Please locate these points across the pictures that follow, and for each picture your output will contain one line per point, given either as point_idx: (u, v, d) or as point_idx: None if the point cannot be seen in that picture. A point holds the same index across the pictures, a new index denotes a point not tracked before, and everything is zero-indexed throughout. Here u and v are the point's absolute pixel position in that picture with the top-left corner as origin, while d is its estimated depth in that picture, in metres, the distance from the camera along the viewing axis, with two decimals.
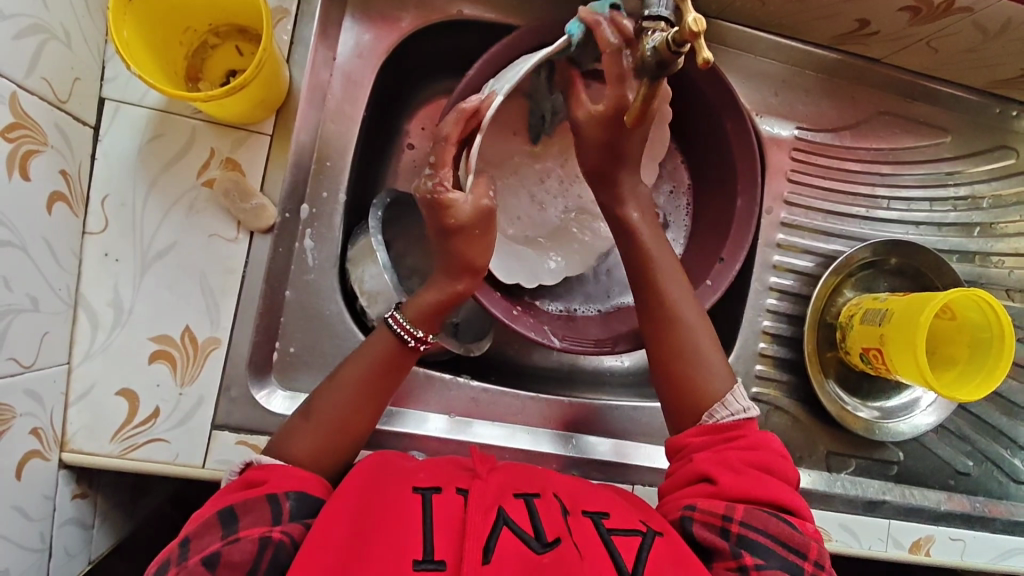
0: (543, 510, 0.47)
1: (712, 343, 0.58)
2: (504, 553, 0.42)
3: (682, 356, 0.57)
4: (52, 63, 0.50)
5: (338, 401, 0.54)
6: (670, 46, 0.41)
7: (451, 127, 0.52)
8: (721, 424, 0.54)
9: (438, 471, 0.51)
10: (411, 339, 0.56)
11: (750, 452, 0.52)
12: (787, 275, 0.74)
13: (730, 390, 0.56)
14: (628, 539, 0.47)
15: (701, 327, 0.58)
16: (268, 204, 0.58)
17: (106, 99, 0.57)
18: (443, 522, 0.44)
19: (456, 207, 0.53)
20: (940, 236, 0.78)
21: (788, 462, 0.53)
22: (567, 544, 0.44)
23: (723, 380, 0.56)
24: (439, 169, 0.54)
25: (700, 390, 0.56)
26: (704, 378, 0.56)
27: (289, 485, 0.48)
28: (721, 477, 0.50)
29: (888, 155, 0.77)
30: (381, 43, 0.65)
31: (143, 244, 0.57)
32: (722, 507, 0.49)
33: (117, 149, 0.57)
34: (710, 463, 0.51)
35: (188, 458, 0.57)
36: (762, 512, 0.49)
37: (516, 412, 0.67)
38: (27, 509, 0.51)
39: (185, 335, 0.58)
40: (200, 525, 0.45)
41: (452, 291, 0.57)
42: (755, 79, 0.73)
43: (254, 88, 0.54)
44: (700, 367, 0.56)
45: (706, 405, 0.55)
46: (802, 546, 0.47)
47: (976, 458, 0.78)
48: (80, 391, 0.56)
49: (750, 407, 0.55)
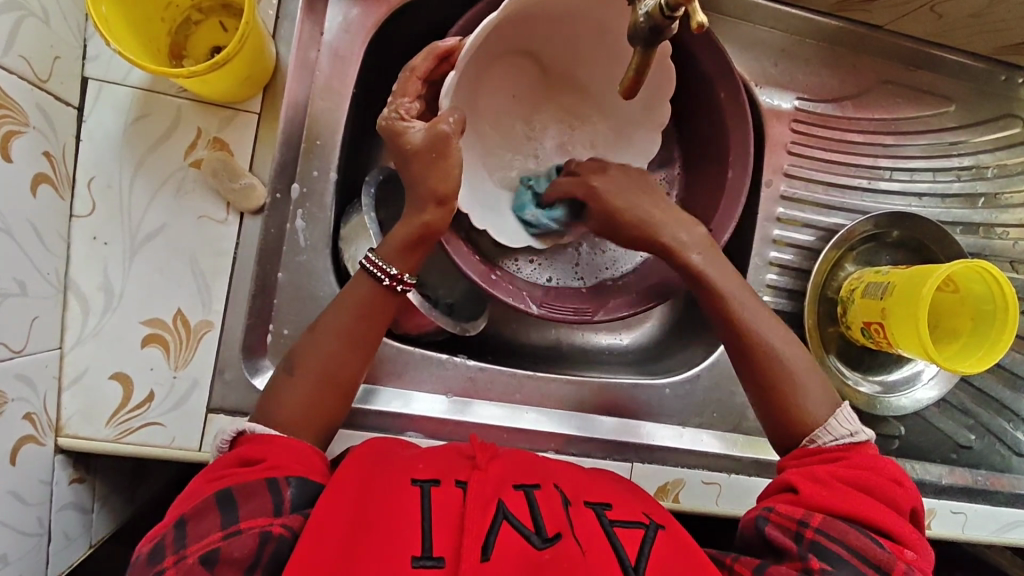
0: (544, 503, 0.47)
1: (812, 366, 0.55)
2: (503, 550, 0.42)
3: (776, 390, 0.55)
4: (30, 41, 0.48)
5: (319, 353, 0.54)
6: (662, 10, 0.40)
7: (422, 61, 0.54)
8: (823, 448, 0.52)
9: (437, 461, 0.50)
10: (387, 279, 0.55)
11: (847, 469, 0.50)
12: (787, 250, 0.72)
13: (832, 415, 0.54)
14: (630, 531, 0.47)
15: (798, 353, 0.55)
16: (257, 184, 0.57)
17: (88, 78, 0.55)
18: (442, 518, 0.44)
19: (411, 134, 0.53)
20: (943, 208, 0.76)
21: (903, 488, 0.51)
22: (568, 541, 0.44)
23: (824, 403, 0.54)
24: (400, 97, 0.54)
25: (797, 417, 0.54)
26: (798, 403, 0.54)
27: (290, 469, 0.47)
28: (804, 486, 0.50)
29: (891, 125, 0.75)
30: (369, 17, 0.63)
31: (130, 227, 0.56)
32: (799, 513, 0.49)
33: (102, 130, 0.56)
34: (797, 473, 0.52)
35: (184, 441, 0.56)
36: (846, 524, 0.48)
37: (513, 391, 0.67)
38: (23, 494, 0.51)
39: (177, 318, 0.57)
40: (197, 506, 0.44)
41: (423, 222, 0.55)
42: (753, 48, 0.72)
43: (238, 64, 0.53)
44: (803, 392, 0.54)
45: (807, 430, 0.54)
46: (886, 566, 0.46)
47: (978, 431, 0.78)
48: (73, 376, 0.55)
49: (859, 432, 0.53)
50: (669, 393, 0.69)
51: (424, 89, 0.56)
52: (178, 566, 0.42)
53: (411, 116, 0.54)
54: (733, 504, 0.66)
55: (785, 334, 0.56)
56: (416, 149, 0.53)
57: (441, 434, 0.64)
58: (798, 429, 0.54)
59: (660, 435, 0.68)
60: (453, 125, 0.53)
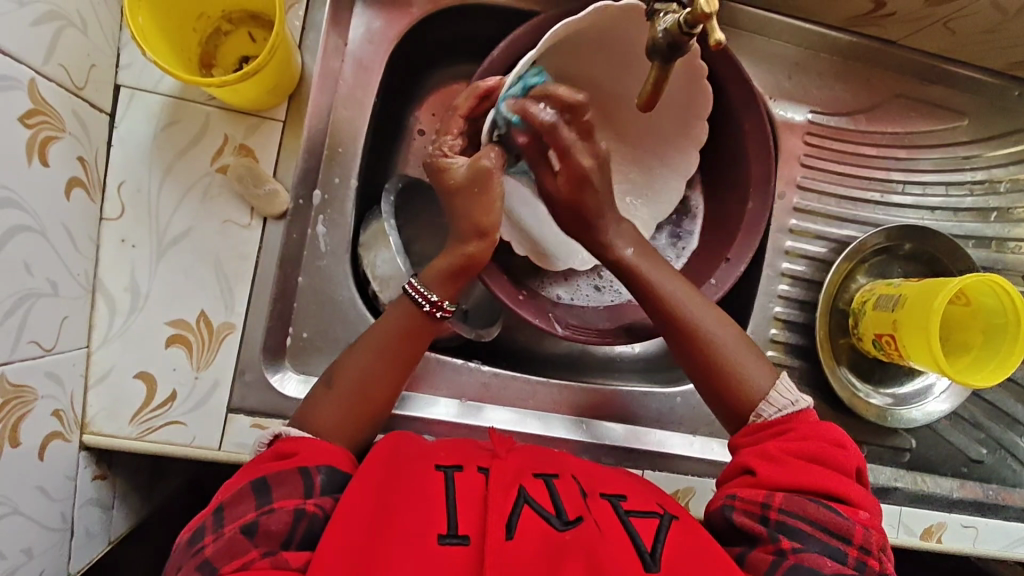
0: (563, 491, 0.48)
1: (742, 342, 0.57)
2: (526, 529, 0.43)
3: (719, 370, 0.56)
4: (68, 50, 0.50)
5: (358, 371, 0.55)
6: (681, 27, 0.41)
7: (463, 100, 0.56)
8: (771, 422, 0.54)
9: (458, 451, 0.52)
10: (428, 304, 0.56)
11: (796, 443, 0.52)
12: (799, 261, 0.73)
13: (773, 385, 0.56)
14: (646, 521, 0.48)
15: (728, 332, 0.57)
16: (281, 190, 0.59)
17: (121, 85, 0.57)
18: (466, 500, 0.45)
19: (453, 169, 0.55)
20: (956, 221, 0.77)
21: (847, 450, 0.52)
22: (589, 523, 0.45)
23: (763, 374, 0.56)
24: (443, 136, 0.57)
25: (742, 392, 0.56)
26: (740, 378, 0.56)
27: (321, 459, 0.48)
28: (761, 467, 0.51)
29: (904, 139, 0.76)
30: (391, 29, 0.65)
31: (158, 230, 0.58)
32: (760, 494, 0.50)
33: (133, 135, 0.57)
34: (753, 455, 0.52)
35: (205, 440, 0.58)
36: (805, 499, 0.49)
37: (527, 397, 0.68)
38: (50, 489, 0.52)
39: (201, 320, 0.58)
40: (235, 493, 0.46)
41: (467, 253, 0.56)
42: (768, 62, 0.73)
43: (266, 75, 0.55)
44: (739, 369, 0.56)
45: (752, 405, 0.55)
46: (846, 532, 0.47)
47: (989, 445, 0.78)
48: (99, 375, 0.57)
49: (800, 399, 0.54)
50: (681, 401, 0.70)
51: (466, 125, 0.57)
52: (216, 543, 0.43)
53: (454, 153, 0.57)
54: None
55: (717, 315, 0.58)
56: (459, 183, 0.55)
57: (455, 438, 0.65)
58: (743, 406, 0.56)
59: (671, 442, 0.68)
60: (494, 160, 0.54)
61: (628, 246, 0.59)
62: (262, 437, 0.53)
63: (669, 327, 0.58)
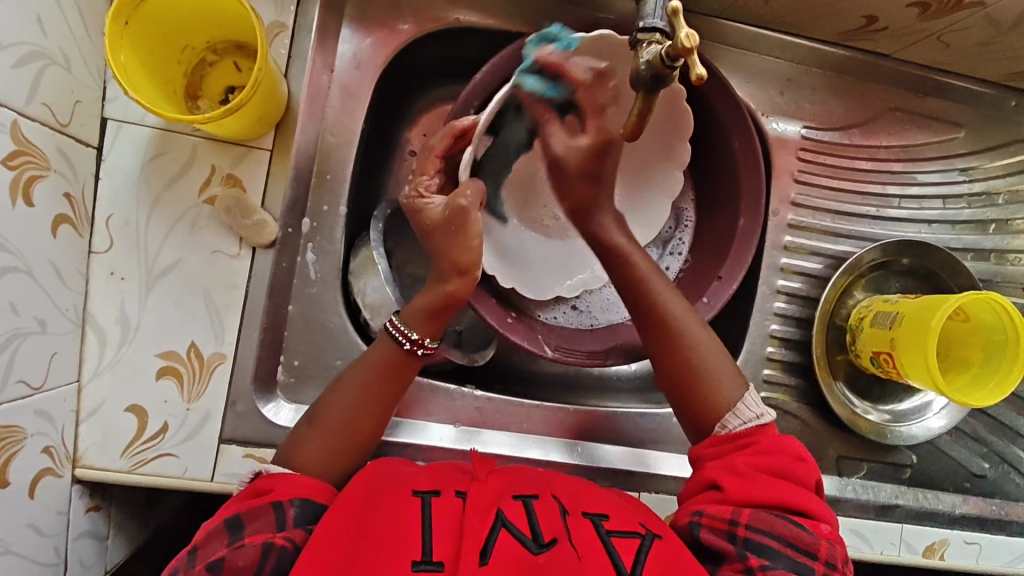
0: (541, 513, 0.48)
1: (717, 350, 0.56)
2: (501, 556, 0.43)
3: (688, 374, 0.55)
4: (52, 88, 0.50)
5: (343, 411, 0.55)
6: (663, 60, 0.40)
7: (438, 141, 0.57)
8: (736, 434, 0.53)
9: (438, 475, 0.52)
10: (407, 343, 0.56)
11: (761, 457, 0.51)
12: (795, 278, 0.72)
13: (743, 397, 0.55)
14: (627, 540, 0.47)
15: (704, 338, 0.56)
16: (269, 220, 0.59)
17: (107, 119, 0.57)
18: (441, 525, 0.45)
19: (429, 210, 0.56)
20: (954, 234, 0.76)
21: (806, 462, 0.52)
22: (565, 546, 0.45)
23: (734, 386, 0.55)
24: (419, 175, 0.58)
25: (711, 401, 0.55)
26: (710, 386, 0.55)
27: (295, 492, 0.49)
28: (727, 482, 0.50)
29: (900, 152, 0.75)
30: (378, 54, 0.65)
31: (147, 262, 0.58)
32: (728, 512, 0.49)
33: (120, 168, 0.57)
34: (718, 469, 0.52)
35: (197, 471, 0.58)
36: (770, 514, 0.48)
37: (520, 420, 0.67)
38: (41, 525, 0.52)
39: (191, 351, 0.58)
40: (208, 532, 0.46)
41: (446, 293, 0.55)
42: (759, 78, 0.72)
43: (250, 108, 0.54)
44: (710, 377, 0.55)
45: (718, 415, 0.54)
46: (811, 547, 0.47)
47: (992, 460, 0.77)
48: (90, 408, 0.57)
49: (764, 414, 0.54)
50: (676, 422, 0.69)
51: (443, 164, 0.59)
52: None
53: (431, 192, 0.58)
54: None
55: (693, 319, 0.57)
56: (435, 223, 0.56)
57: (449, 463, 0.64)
58: (710, 415, 0.55)
59: (668, 464, 0.68)
60: (470, 198, 0.54)
61: (621, 232, 0.57)
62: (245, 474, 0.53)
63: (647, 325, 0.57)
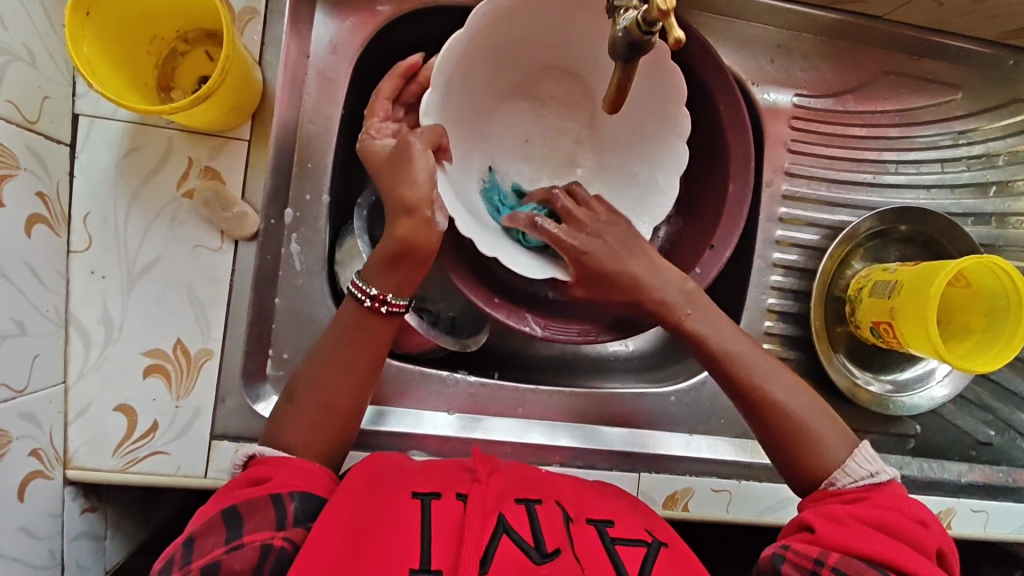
0: (544, 519, 0.48)
1: (816, 409, 0.56)
2: (502, 564, 0.43)
3: (790, 440, 0.55)
4: (17, 84, 0.49)
5: (318, 382, 0.53)
6: (639, 25, 0.39)
7: (387, 82, 0.57)
8: (845, 491, 0.52)
9: (439, 475, 0.51)
10: (367, 298, 0.54)
11: (867, 510, 0.50)
12: (791, 251, 0.71)
13: (851, 454, 0.54)
14: (632, 549, 0.49)
15: (800, 401, 0.56)
16: (250, 211, 0.58)
17: (78, 115, 0.56)
18: (440, 530, 0.45)
19: (377, 147, 0.55)
20: (953, 199, 0.74)
21: (929, 530, 0.49)
22: (567, 557, 0.45)
23: (842, 445, 0.54)
24: (372, 119, 0.57)
25: (817, 461, 0.54)
26: (820, 452, 0.54)
27: (295, 484, 0.48)
28: (819, 525, 0.50)
29: (895, 117, 0.73)
30: (355, 37, 0.63)
31: (127, 260, 0.57)
32: (813, 551, 0.49)
33: (94, 164, 0.56)
34: (813, 513, 0.51)
35: (189, 469, 0.57)
36: (864, 564, 0.47)
37: (516, 405, 0.66)
38: (34, 529, 0.52)
39: (178, 348, 0.58)
40: (206, 523, 0.45)
41: (399, 240, 0.53)
42: (749, 46, 0.70)
43: (221, 97, 0.53)
44: (814, 442, 0.54)
45: (826, 472, 0.54)
46: None
47: (997, 427, 0.76)
48: (78, 410, 0.56)
49: (880, 470, 0.52)
50: (674, 401, 0.69)
51: (401, 114, 0.59)
52: None
53: (382, 134, 0.56)
54: (744, 511, 0.66)
55: (785, 383, 0.56)
56: (381, 162, 0.54)
57: (445, 451, 0.64)
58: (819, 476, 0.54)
59: (670, 443, 0.67)
60: (417, 135, 0.53)
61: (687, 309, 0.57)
62: (237, 458, 0.52)
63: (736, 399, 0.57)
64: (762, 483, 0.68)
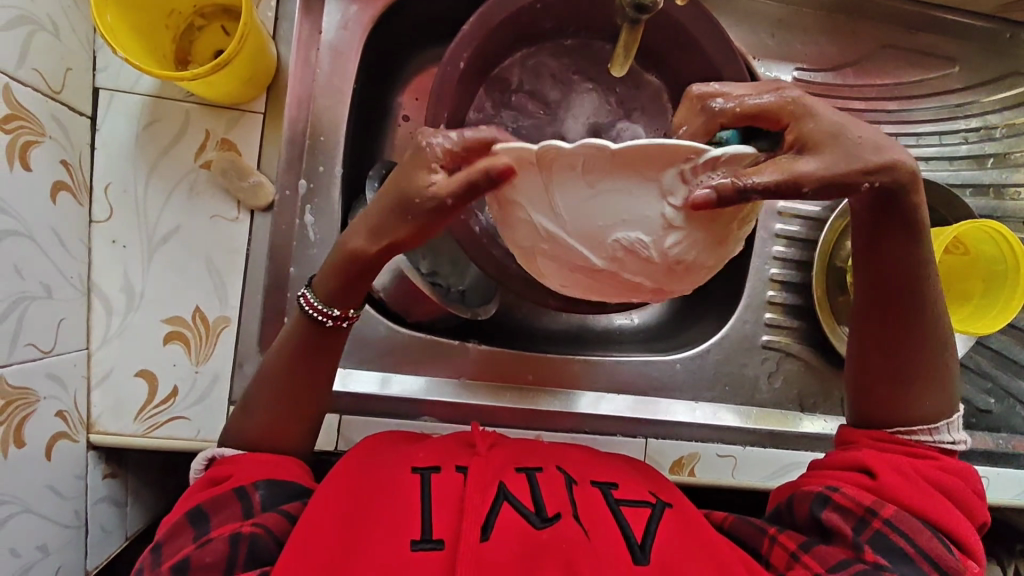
0: (544, 485, 0.49)
1: (947, 365, 0.52)
2: (503, 528, 0.45)
3: (909, 372, 0.51)
4: (42, 54, 0.50)
5: (273, 393, 0.53)
6: None
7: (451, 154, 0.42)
8: (919, 446, 0.51)
9: (437, 448, 0.53)
10: (326, 318, 0.51)
11: (931, 469, 0.50)
12: (793, 222, 0.73)
13: (946, 420, 0.52)
14: (638, 510, 0.50)
15: (942, 347, 0.51)
16: (266, 182, 0.60)
17: (99, 88, 0.57)
18: (442, 502, 0.46)
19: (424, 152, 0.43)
20: (951, 170, 0.75)
21: (977, 498, 0.51)
22: (568, 520, 0.46)
23: (941, 409, 0.52)
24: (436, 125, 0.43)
25: (916, 404, 0.51)
26: (925, 397, 0.51)
27: (256, 475, 0.49)
28: (882, 472, 0.49)
29: (893, 90, 0.75)
30: (366, 13, 0.64)
31: (147, 229, 0.58)
32: (868, 499, 0.49)
33: (114, 136, 0.58)
34: (876, 458, 0.51)
35: (209, 433, 0.59)
36: (916, 519, 0.47)
37: (525, 372, 0.68)
38: (61, 488, 0.53)
39: (196, 316, 0.59)
40: (171, 527, 0.46)
41: (351, 253, 0.49)
42: (751, 21, 0.72)
43: (238, 67, 0.55)
44: (927, 387, 0.51)
45: (915, 421, 0.51)
46: (948, 567, 0.46)
47: (997, 395, 0.77)
48: (101, 374, 0.58)
49: (959, 440, 0.52)
50: (680, 368, 0.70)
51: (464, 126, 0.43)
52: None
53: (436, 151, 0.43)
54: (750, 476, 0.68)
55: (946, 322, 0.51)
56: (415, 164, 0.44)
57: (456, 418, 0.65)
58: (905, 416, 0.52)
59: (674, 410, 0.69)
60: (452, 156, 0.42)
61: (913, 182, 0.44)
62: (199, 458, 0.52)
63: (877, 313, 0.51)
64: (766, 449, 0.69)
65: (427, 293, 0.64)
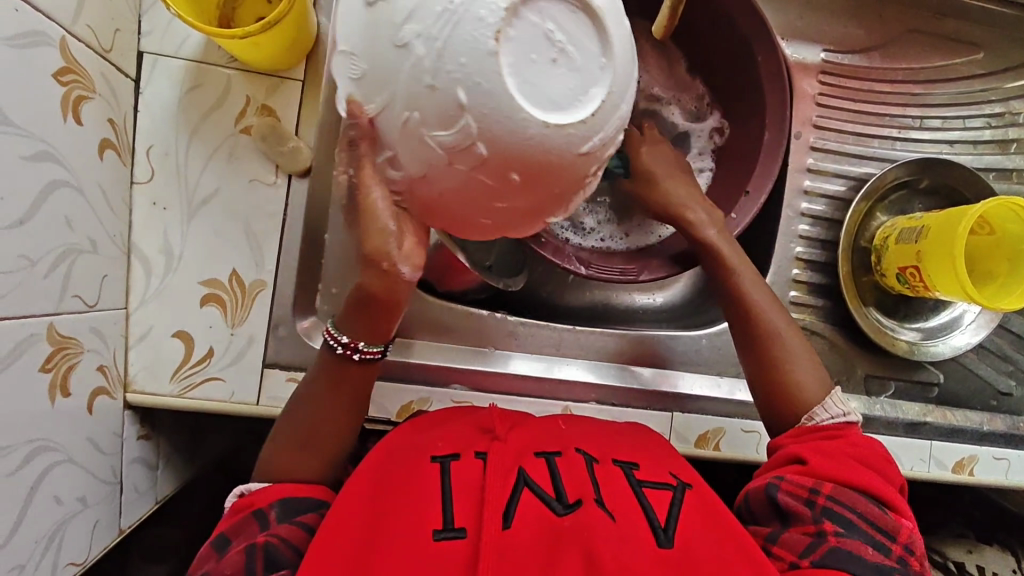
0: (566, 469, 0.47)
1: (800, 342, 0.57)
2: (524, 517, 0.43)
3: (769, 358, 0.57)
4: (94, 12, 0.51)
5: (316, 408, 0.52)
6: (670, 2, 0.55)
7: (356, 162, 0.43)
8: (823, 424, 0.53)
9: (455, 434, 0.50)
10: (338, 346, 0.51)
11: (852, 446, 0.51)
12: (818, 201, 0.73)
13: (829, 395, 0.54)
14: (660, 492, 0.48)
15: (790, 333, 0.57)
16: (303, 148, 0.61)
17: (143, 52, 0.58)
18: (462, 489, 0.44)
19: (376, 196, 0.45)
20: (975, 154, 0.76)
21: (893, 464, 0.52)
22: (590, 505, 0.44)
23: (817, 388, 0.55)
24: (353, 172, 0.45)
25: (791, 388, 0.55)
26: (793, 378, 0.55)
27: (270, 496, 0.47)
28: (810, 456, 0.50)
29: (918, 74, 0.76)
30: None
31: (187, 191, 0.59)
32: (809, 480, 0.49)
33: (158, 100, 0.59)
34: (802, 446, 0.51)
35: (244, 395, 0.59)
36: (852, 491, 0.48)
37: (553, 344, 0.69)
38: (100, 443, 0.54)
39: (233, 279, 0.60)
40: (198, 559, 0.45)
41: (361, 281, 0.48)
42: (779, 3, 0.73)
43: (284, 31, 0.56)
44: (793, 372, 0.56)
45: (803, 408, 0.54)
46: (891, 529, 0.47)
47: (1018, 378, 0.78)
48: (139, 334, 0.58)
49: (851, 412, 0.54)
50: (706, 344, 0.71)
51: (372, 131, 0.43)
52: None
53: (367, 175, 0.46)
54: None
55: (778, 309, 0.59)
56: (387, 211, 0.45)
57: (485, 388, 0.66)
58: (791, 406, 0.55)
59: (697, 385, 0.69)
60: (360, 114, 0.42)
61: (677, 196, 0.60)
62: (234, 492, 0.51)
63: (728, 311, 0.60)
64: None
65: (467, 264, 0.64)
